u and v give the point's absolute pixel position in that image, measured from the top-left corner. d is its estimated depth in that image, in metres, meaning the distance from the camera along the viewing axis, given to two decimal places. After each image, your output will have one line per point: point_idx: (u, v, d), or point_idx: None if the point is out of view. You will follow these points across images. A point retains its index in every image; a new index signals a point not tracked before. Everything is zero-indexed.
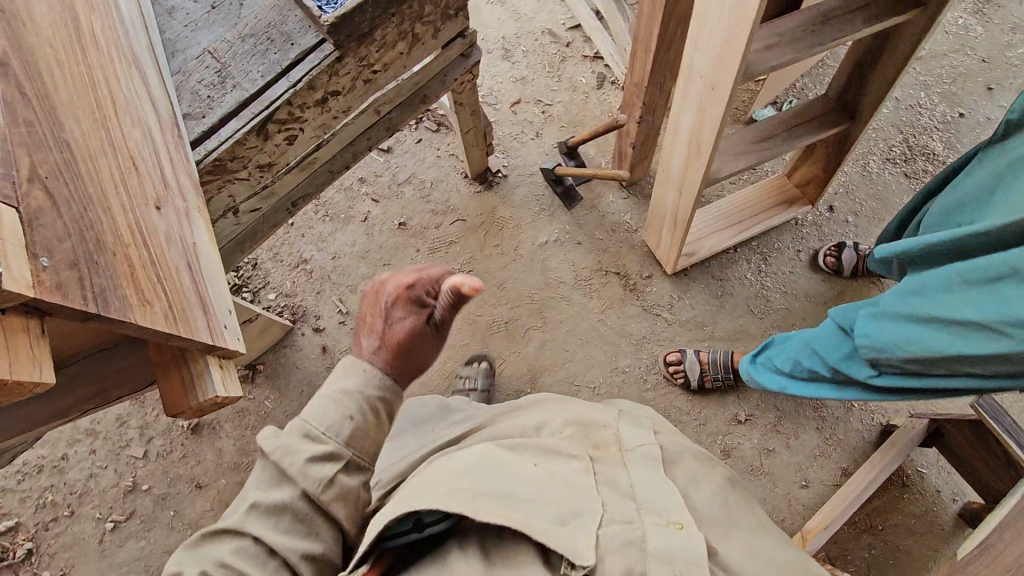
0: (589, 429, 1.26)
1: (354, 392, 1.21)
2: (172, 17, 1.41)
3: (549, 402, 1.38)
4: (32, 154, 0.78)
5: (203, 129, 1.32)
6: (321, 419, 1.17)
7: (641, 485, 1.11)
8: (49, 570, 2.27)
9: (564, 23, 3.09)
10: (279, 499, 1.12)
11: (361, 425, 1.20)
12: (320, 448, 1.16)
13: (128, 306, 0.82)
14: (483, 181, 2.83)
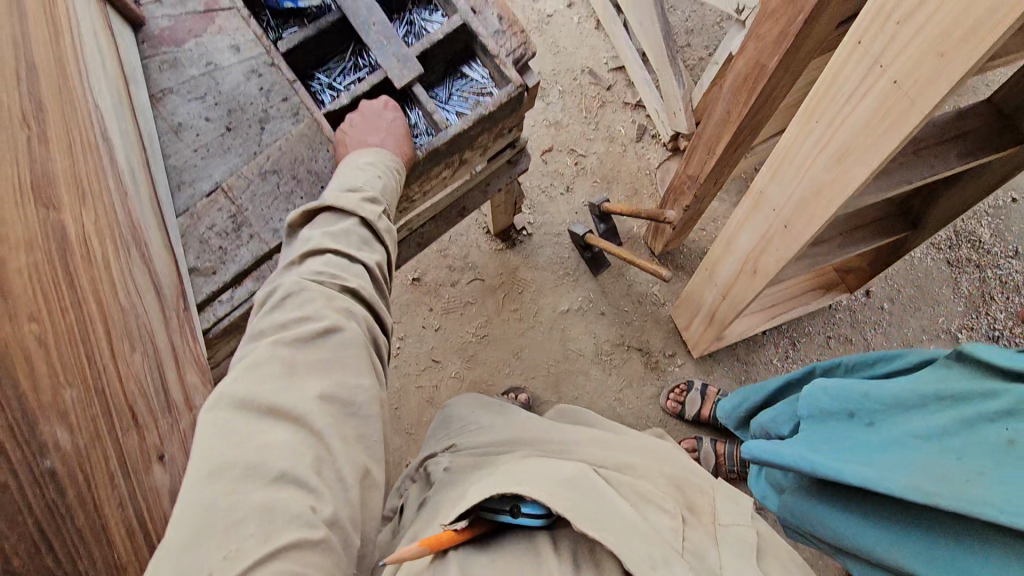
0: (684, 484, 1.03)
1: (375, 165, 1.08)
2: (179, 137, 1.19)
3: (644, 446, 1.14)
4: None
5: (213, 289, 1.13)
6: (357, 175, 1.06)
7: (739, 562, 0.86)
8: None
9: (606, 63, 2.85)
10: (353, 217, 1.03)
11: (392, 184, 1.11)
12: (372, 200, 1.06)
13: None
14: (505, 241, 2.65)
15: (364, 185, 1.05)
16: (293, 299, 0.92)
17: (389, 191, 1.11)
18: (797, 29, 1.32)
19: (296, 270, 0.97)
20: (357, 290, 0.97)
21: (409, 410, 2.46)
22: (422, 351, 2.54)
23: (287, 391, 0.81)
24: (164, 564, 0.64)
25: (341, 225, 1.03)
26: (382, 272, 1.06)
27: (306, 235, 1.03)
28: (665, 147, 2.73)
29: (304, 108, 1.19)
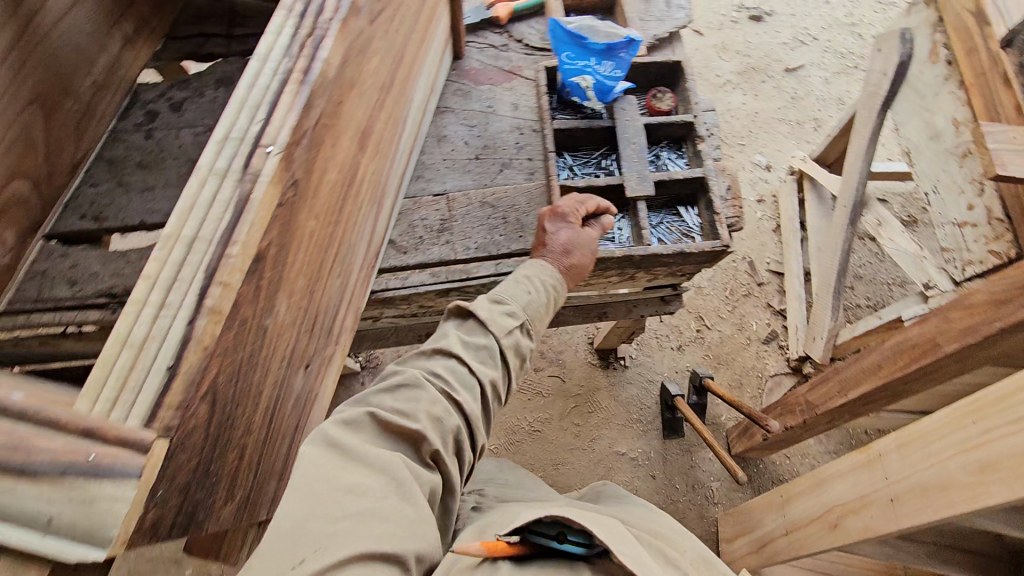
0: (709, 559, 1.06)
1: (532, 276, 1.17)
2: (439, 144, 1.44)
3: (662, 519, 1.19)
4: (229, 347, 0.68)
5: (396, 264, 1.30)
6: (510, 288, 1.14)
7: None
8: None
9: (769, 262, 2.95)
10: (486, 330, 1.08)
11: (540, 303, 1.16)
12: (511, 312, 1.11)
13: (211, 514, 0.73)
14: (600, 360, 2.70)
15: (508, 297, 1.13)
16: (406, 392, 0.96)
17: (533, 306, 1.14)
18: (990, 331, 1.35)
19: (422, 362, 1.03)
20: (464, 404, 0.99)
21: None
22: None
23: (380, 456, 0.87)
24: (258, 560, 0.72)
25: (476, 336, 1.07)
26: (494, 391, 1.06)
27: (444, 330, 1.09)
28: (788, 361, 2.70)
29: (541, 173, 1.40)
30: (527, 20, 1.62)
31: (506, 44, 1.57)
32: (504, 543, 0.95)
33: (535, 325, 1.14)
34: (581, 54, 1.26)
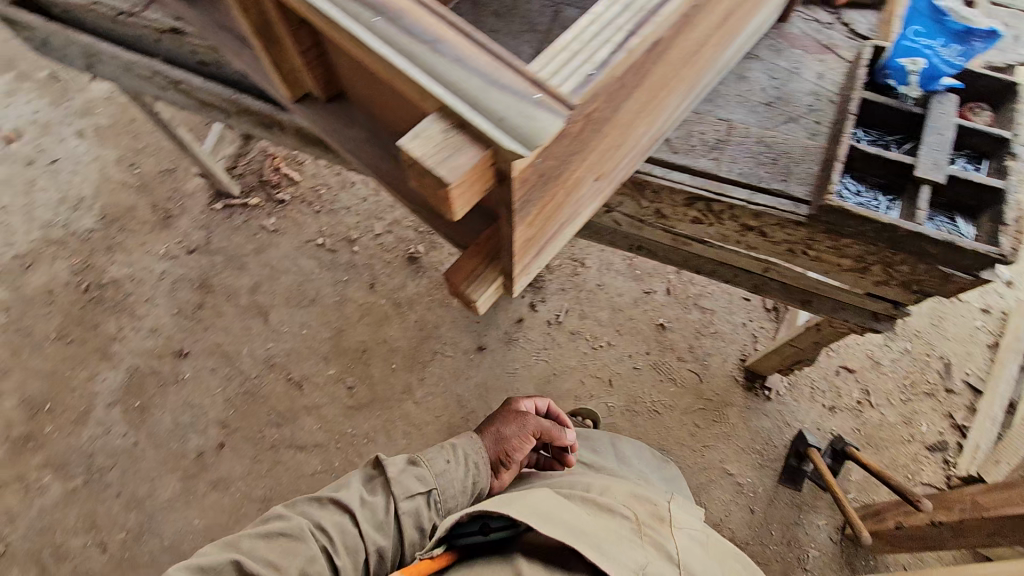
0: (639, 497, 1.43)
1: (455, 450, 1.50)
2: (737, 80, 1.54)
3: (597, 479, 1.53)
4: (612, 94, 0.87)
5: (665, 157, 1.43)
6: (432, 458, 1.46)
7: (687, 548, 1.30)
8: (277, 218, 2.94)
9: (971, 374, 2.63)
10: (426, 478, 1.42)
11: (455, 471, 1.46)
12: (422, 477, 1.42)
13: (524, 216, 0.93)
14: (746, 380, 2.57)
15: (424, 461, 1.45)
16: (276, 543, 1.24)
17: (456, 484, 1.44)
18: None
19: (314, 513, 1.32)
20: (339, 567, 1.25)
21: (556, 384, 2.62)
22: (608, 367, 2.63)
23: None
24: None
25: (375, 497, 1.38)
26: (380, 555, 1.33)
27: (337, 487, 1.41)
28: (946, 477, 2.42)
29: (823, 137, 1.45)
30: (862, 11, 1.68)
31: (833, 24, 1.64)
32: (427, 560, 1.22)
33: (442, 498, 1.41)
34: (932, 31, 1.31)
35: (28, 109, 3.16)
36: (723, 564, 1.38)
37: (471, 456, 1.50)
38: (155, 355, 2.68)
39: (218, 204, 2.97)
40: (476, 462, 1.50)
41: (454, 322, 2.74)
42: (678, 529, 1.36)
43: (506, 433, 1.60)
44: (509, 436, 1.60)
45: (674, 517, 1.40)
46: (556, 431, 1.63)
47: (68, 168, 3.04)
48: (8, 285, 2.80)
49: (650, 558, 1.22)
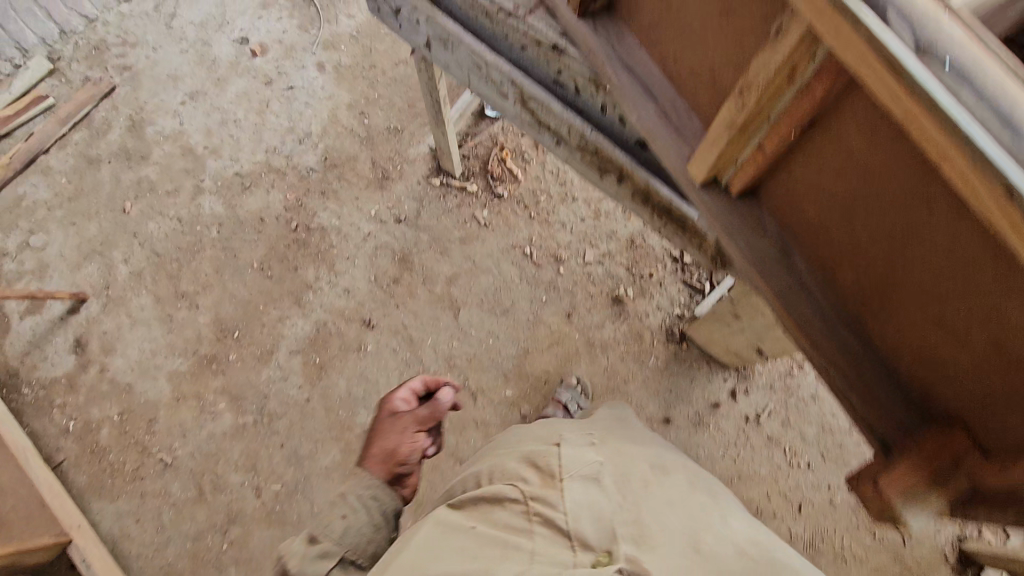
0: (533, 460, 1.35)
1: (348, 494, 1.48)
2: None
3: (504, 458, 1.48)
4: None
5: None
6: (329, 530, 1.41)
7: (585, 498, 1.22)
8: (490, 212, 2.78)
9: None
10: (329, 551, 1.38)
11: (359, 520, 1.44)
12: (329, 552, 1.38)
13: None
14: (958, 563, 2.25)
15: (320, 538, 1.39)
16: None
17: (358, 530, 1.43)
18: None
19: None
20: None
21: (738, 489, 2.39)
22: (801, 490, 2.37)
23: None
24: None
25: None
26: None
27: None
28: None
29: None
30: None
31: None
32: None
33: (355, 552, 1.41)
34: None
35: (277, 26, 3.11)
36: (627, 489, 1.28)
37: (369, 485, 1.50)
38: (344, 316, 2.64)
39: (436, 180, 2.84)
40: (376, 486, 1.50)
41: (644, 382, 2.53)
42: (571, 478, 1.26)
43: (391, 448, 1.59)
44: (396, 446, 1.58)
45: (562, 466, 1.30)
46: (434, 410, 1.65)
47: (302, 98, 2.98)
48: (224, 200, 2.82)
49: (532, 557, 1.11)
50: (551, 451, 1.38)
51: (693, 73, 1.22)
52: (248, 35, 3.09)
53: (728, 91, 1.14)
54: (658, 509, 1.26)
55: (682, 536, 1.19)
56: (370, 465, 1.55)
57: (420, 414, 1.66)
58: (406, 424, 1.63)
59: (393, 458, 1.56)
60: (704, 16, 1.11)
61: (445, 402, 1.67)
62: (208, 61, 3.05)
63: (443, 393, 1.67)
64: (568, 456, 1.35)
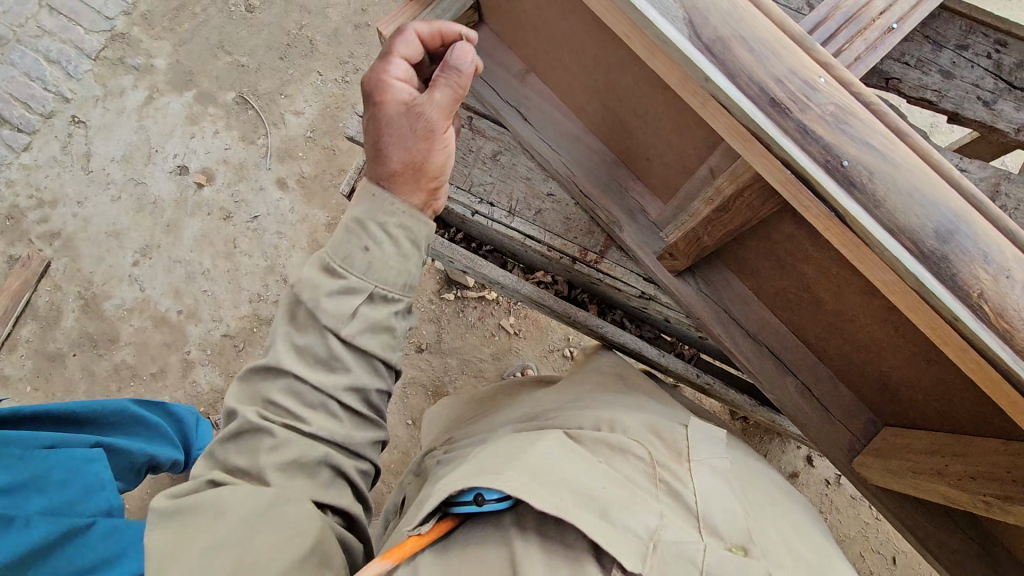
0: (659, 429, 0.85)
1: (368, 217, 0.86)
2: None
3: (607, 396, 0.99)
4: None
5: None
6: (350, 254, 0.84)
7: (722, 489, 0.77)
8: (518, 318, 2.55)
9: None
10: (357, 287, 0.83)
11: (386, 259, 0.85)
12: (351, 288, 0.83)
13: None
14: None
15: (341, 265, 0.83)
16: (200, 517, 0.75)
17: (387, 273, 0.85)
18: None
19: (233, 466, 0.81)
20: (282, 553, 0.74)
21: None
22: (890, 543, 2.37)
23: (231, 495, 0.74)
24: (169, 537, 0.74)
25: (307, 334, 0.82)
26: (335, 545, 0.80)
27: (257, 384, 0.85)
28: None
29: None
30: None
31: None
32: (415, 539, 0.72)
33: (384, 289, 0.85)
34: None
35: (217, 142, 2.65)
36: (756, 496, 0.84)
37: (386, 209, 0.86)
38: (391, 471, 2.41)
39: (449, 293, 2.57)
40: (401, 213, 0.86)
41: None
42: (701, 464, 0.79)
43: (408, 137, 0.87)
44: (416, 158, 0.87)
45: (691, 446, 0.82)
46: (450, 79, 0.88)
47: (271, 226, 2.59)
48: (220, 369, 2.48)
49: (666, 519, 0.70)
50: (676, 420, 0.88)
51: (852, 362, 1.00)
52: (186, 161, 2.62)
53: (904, 397, 0.96)
54: (773, 518, 0.81)
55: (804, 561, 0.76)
56: (390, 189, 0.87)
57: (429, 90, 0.88)
58: (414, 111, 0.87)
59: (422, 173, 0.89)
60: (879, 340, 0.89)
61: (465, 66, 0.89)
62: (149, 204, 2.59)
63: (456, 52, 0.87)
64: (700, 436, 0.85)
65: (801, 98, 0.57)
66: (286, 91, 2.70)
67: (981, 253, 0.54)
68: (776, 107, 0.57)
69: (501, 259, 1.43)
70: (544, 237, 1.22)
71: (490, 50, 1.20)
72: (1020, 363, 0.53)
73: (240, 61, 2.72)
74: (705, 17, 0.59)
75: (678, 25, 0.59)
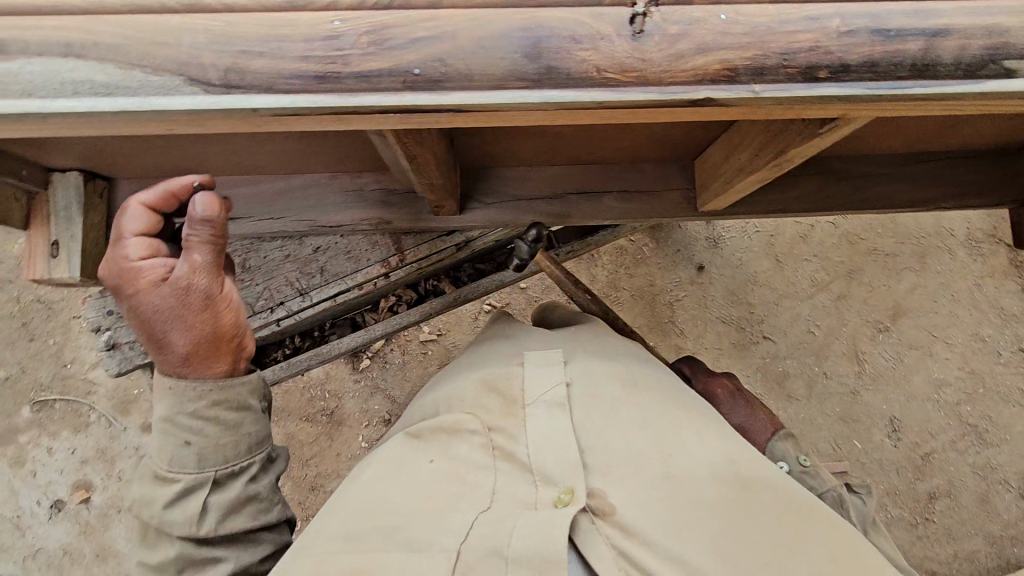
0: (493, 378, 0.77)
1: (173, 415, 0.80)
2: None
3: (457, 362, 0.90)
4: None
5: None
6: (166, 452, 0.80)
7: (556, 424, 0.69)
8: (429, 324, 2.51)
9: None
10: (194, 483, 0.80)
11: (206, 446, 0.81)
12: (188, 489, 0.79)
13: None
14: None
15: (165, 469, 0.79)
16: None
17: (221, 452, 0.81)
18: None
19: None
20: None
21: (780, 242, 2.61)
22: None
23: None
24: None
25: (164, 548, 0.80)
26: None
27: None
28: None
29: None
30: None
31: None
32: None
33: (227, 462, 0.82)
34: None
35: (60, 455, 2.38)
36: (612, 390, 0.75)
37: (198, 394, 0.80)
38: None
39: (363, 359, 2.48)
40: (217, 395, 0.81)
41: (660, 267, 2.59)
42: (536, 405, 0.71)
43: (187, 316, 0.79)
44: (206, 334, 0.80)
45: (525, 387, 0.74)
46: (203, 236, 0.78)
47: None
48: None
49: (492, 501, 0.64)
50: (514, 359, 0.79)
51: (625, 148, 1.05)
52: (54, 495, 2.36)
53: (676, 139, 1.02)
54: (628, 418, 0.71)
55: (655, 458, 0.67)
56: (192, 372, 0.81)
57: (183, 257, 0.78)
58: (179, 287, 0.78)
59: (219, 343, 0.81)
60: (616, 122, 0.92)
61: (212, 214, 0.78)
62: (63, 559, 2.32)
63: (196, 206, 0.76)
64: (535, 367, 0.77)
65: (336, 54, 0.55)
66: (66, 358, 2.42)
67: (570, 39, 0.56)
68: (326, 80, 0.55)
69: (350, 321, 1.40)
70: (348, 283, 1.19)
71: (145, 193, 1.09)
72: (666, 90, 0.57)
73: (0, 377, 2.40)
74: (201, 66, 0.54)
75: (187, 92, 0.55)
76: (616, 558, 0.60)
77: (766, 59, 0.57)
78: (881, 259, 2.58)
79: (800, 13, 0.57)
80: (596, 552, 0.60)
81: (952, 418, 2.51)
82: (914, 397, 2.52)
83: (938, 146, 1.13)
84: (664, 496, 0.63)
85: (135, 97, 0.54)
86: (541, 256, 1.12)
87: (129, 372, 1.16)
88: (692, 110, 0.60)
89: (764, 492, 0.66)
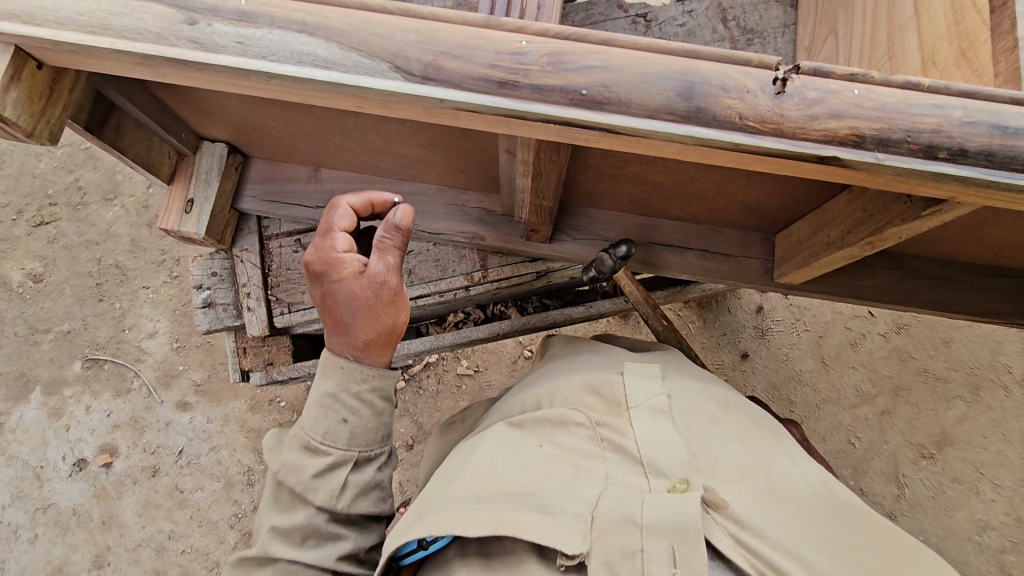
0: (594, 382, 0.82)
1: (338, 392, 0.90)
2: None
3: (549, 366, 0.97)
4: None
5: None
6: (320, 426, 0.89)
7: (663, 428, 0.75)
8: (469, 359, 2.54)
9: None
10: (341, 459, 0.89)
11: (358, 425, 0.91)
12: (336, 461, 0.89)
13: None
14: None
15: (317, 440, 0.89)
16: None
17: (367, 435, 0.92)
18: None
19: None
20: None
21: (830, 344, 2.58)
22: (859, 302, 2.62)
23: None
24: None
25: (295, 514, 0.87)
26: None
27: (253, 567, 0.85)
28: None
29: None
30: None
31: None
32: None
33: (369, 445, 0.92)
34: None
35: (95, 415, 2.46)
36: (706, 408, 0.81)
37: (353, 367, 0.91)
38: None
39: (398, 381, 2.52)
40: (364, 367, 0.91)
41: (704, 346, 2.59)
42: (641, 408, 0.77)
43: (371, 310, 0.90)
44: (384, 324, 0.91)
45: (629, 392, 0.79)
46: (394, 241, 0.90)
47: (202, 447, 2.42)
48: None
49: (609, 483, 0.70)
50: (612, 369, 0.85)
51: (716, 210, 1.12)
52: (80, 453, 2.41)
53: (766, 208, 1.08)
54: (726, 432, 0.78)
55: (757, 470, 0.74)
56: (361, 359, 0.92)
57: (376, 257, 0.90)
58: (371, 281, 0.89)
59: (390, 336, 0.93)
60: (720, 182, 1.00)
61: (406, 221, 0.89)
62: (72, 519, 2.35)
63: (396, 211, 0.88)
64: (635, 378, 0.82)
65: (518, 68, 0.64)
66: (126, 323, 2.54)
67: (720, 88, 0.64)
68: (505, 86, 0.64)
69: (415, 328, 1.46)
70: (432, 289, 1.26)
71: (273, 174, 1.21)
72: (798, 144, 0.64)
73: (62, 330, 2.53)
74: (406, 58, 0.64)
75: (390, 76, 0.65)
76: (736, 546, 0.66)
77: (893, 133, 0.64)
78: (932, 382, 2.52)
79: (925, 100, 0.64)
80: (721, 538, 0.65)
81: (996, 566, 2.35)
82: (954, 535, 2.38)
83: (1009, 263, 1.17)
84: (770, 502, 0.70)
85: (348, 73, 0.65)
86: (624, 273, 1.18)
87: (216, 332, 1.24)
88: (815, 166, 0.66)
89: (847, 509, 0.74)
